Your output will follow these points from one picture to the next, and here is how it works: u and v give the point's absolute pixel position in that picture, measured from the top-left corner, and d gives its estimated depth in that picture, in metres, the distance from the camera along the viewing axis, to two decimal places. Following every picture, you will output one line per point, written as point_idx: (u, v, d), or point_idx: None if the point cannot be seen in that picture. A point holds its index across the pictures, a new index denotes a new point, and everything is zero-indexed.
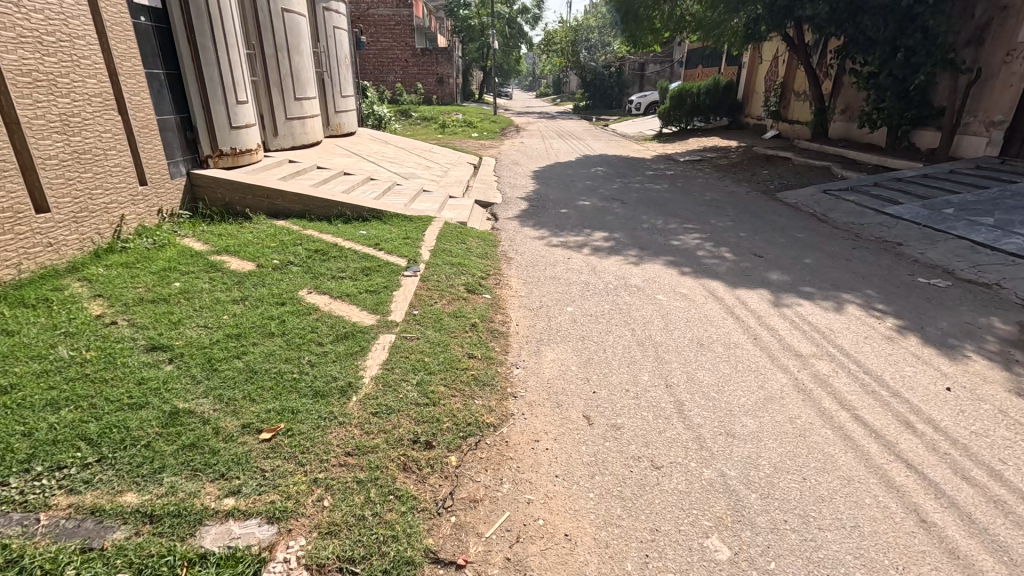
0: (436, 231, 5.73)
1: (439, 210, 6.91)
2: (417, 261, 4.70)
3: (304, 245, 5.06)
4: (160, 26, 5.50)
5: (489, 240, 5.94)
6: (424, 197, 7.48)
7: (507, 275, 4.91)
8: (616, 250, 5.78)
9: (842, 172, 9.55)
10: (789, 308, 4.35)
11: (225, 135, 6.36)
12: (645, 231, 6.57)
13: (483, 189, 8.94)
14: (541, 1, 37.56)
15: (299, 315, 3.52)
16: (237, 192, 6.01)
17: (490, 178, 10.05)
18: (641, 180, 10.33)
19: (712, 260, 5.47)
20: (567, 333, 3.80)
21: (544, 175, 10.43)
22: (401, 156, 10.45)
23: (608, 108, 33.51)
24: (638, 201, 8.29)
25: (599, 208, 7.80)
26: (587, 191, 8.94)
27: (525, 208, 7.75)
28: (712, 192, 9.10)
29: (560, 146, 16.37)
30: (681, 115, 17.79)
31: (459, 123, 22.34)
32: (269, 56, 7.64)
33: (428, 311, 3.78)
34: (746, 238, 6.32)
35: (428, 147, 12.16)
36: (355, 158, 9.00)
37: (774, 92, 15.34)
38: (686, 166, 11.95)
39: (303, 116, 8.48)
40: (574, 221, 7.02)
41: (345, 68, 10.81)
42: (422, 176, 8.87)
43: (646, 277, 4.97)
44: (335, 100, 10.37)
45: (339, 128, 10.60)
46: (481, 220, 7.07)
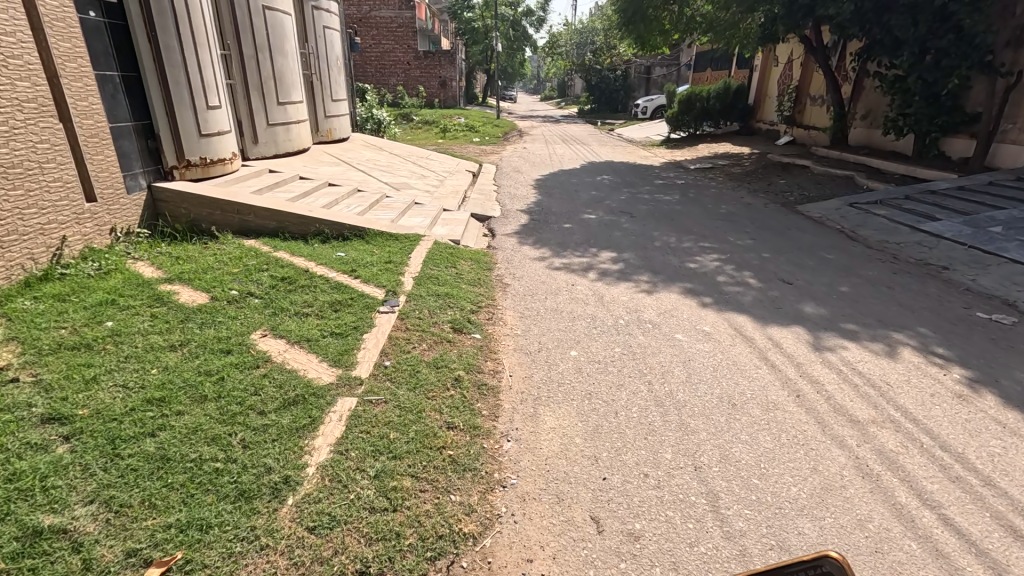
0: (424, 253, 5.11)
1: (430, 226, 6.28)
2: (397, 292, 4.07)
3: (270, 272, 4.44)
4: (114, 22, 4.90)
5: (483, 262, 5.31)
6: (416, 211, 6.84)
7: (501, 307, 4.28)
8: (626, 274, 5.15)
9: (867, 182, 8.87)
10: (832, 352, 3.69)
11: (193, 143, 5.76)
12: (658, 250, 5.92)
13: (481, 200, 8.32)
14: (545, 4, 37.05)
15: (244, 369, 2.89)
16: (204, 208, 5.41)
17: (489, 188, 9.43)
18: (650, 189, 9.67)
19: (735, 288, 4.82)
20: (569, 388, 3.17)
21: (546, 184, 9.80)
22: (394, 163, 9.83)
23: (613, 112, 32.90)
24: (648, 215, 7.64)
25: (606, 223, 7.17)
26: (592, 203, 8.30)
27: (526, 222, 7.11)
28: (728, 204, 8.45)
29: (564, 151, 15.73)
30: (690, 120, 17.14)
31: (461, 127, 21.78)
32: (248, 57, 7.06)
33: (403, 361, 3.14)
34: (770, 259, 5.66)
35: (424, 154, 11.55)
36: (343, 167, 8.39)
37: (788, 96, 14.67)
38: (697, 175, 11.29)
39: (287, 121, 7.89)
40: (578, 238, 6.39)
41: (337, 70, 10.22)
42: (415, 187, 8.25)
43: (661, 309, 4.33)
44: (325, 103, 9.77)
45: (329, 134, 10.00)
46: (477, 237, 6.44)
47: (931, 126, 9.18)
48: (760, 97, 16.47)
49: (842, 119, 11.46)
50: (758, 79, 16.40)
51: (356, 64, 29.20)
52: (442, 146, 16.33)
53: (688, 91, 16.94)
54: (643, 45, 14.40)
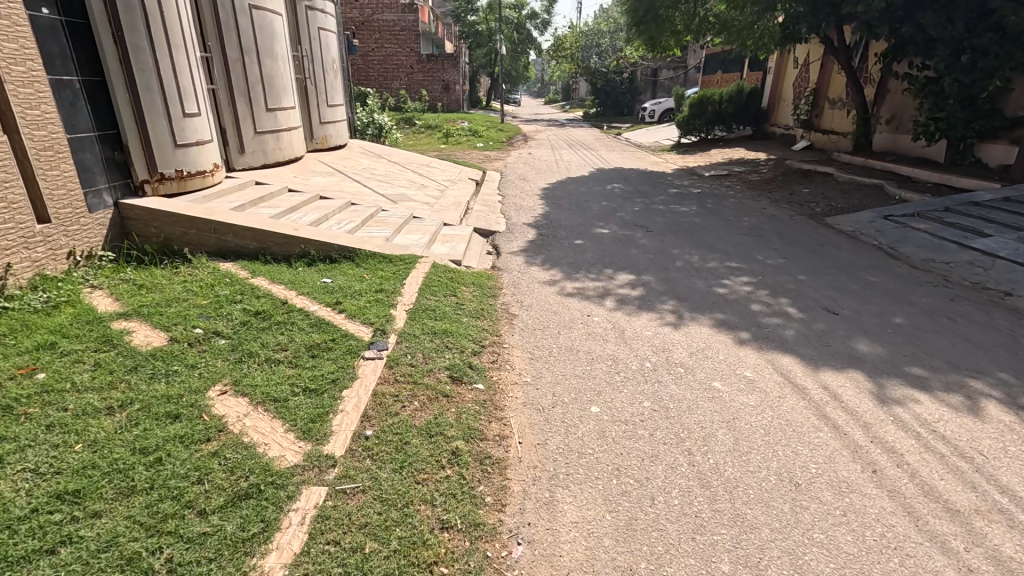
0: (420, 278, 4.55)
1: (429, 244, 5.71)
2: (387, 331, 3.49)
3: (243, 303, 3.88)
4: (72, 21, 4.37)
5: (487, 287, 4.76)
6: (414, 227, 6.28)
7: (508, 345, 3.72)
8: (648, 301, 4.58)
9: (899, 192, 8.25)
10: (903, 406, 3.09)
11: (167, 155, 5.23)
12: (681, 272, 5.35)
13: (485, 213, 7.76)
14: (550, 7, 36.64)
15: (189, 445, 2.32)
16: (177, 226, 4.87)
17: (493, 198, 8.87)
18: (665, 199, 9.10)
19: (773, 320, 4.25)
20: (591, 460, 2.59)
21: (554, 194, 9.24)
22: (393, 172, 9.28)
23: (620, 115, 32.39)
24: (665, 228, 7.08)
25: (621, 238, 6.61)
26: (604, 215, 7.74)
27: (533, 238, 6.55)
28: (750, 216, 7.86)
29: (571, 157, 15.18)
30: (701, 124, 16.54)
31: (464, 132, 21.28)
32: (233, 60, 6.53)
33: (388, 429, 2.57)
34: (808, 283, 5.08)
35: (425, 161, 11.01)
36: (338, 177, 7.85)
37: (805, 99, 14.06)
38: (713, 182, 10.71)
39: (276, 129, 7.36)
40: (592, 256, 5.83)
41: (333, 74, 9.70)
42: (414, 198, 7.70)
43: (692, 348, 3.76)
44: (320, 109, 9.24)
45: (325, 141, 9.48)
46: (480, 256, 5.88)
47: (967, 132, 8.61)
48: (775, 100, 15.86)
49: (866, 123, 10.85)
50: (772, 81, 15.81)
51: (358, 69, 28.79)
52: (445, 152, 15.82)
53: (700, 94, 16.36)
54: (653, 47, 13.86)
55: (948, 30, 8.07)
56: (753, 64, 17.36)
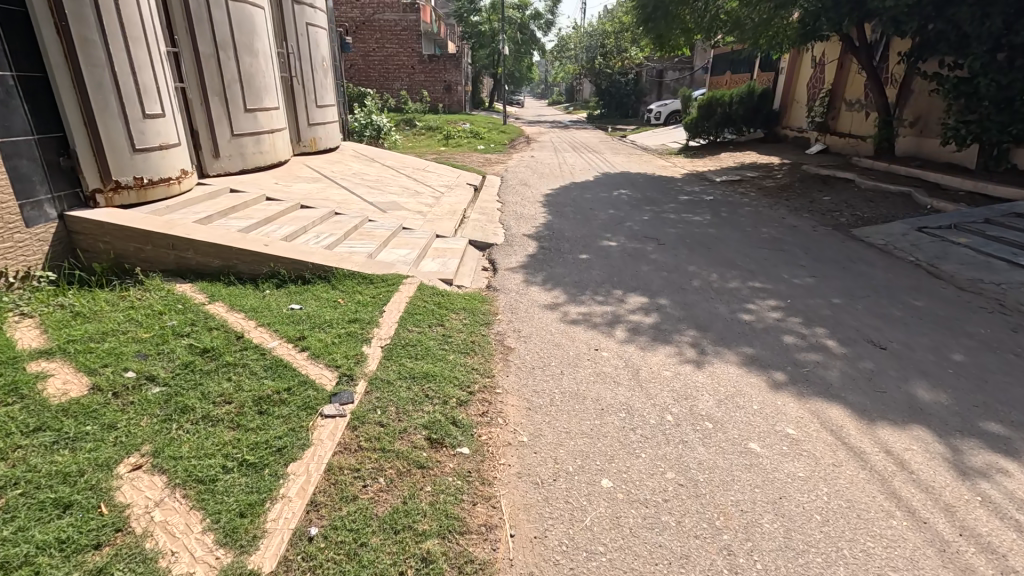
0: (403, 303, 3.96)
1: (417, 260, 5.13)
2: (355, 377, 2.90)
3: (191, 337, 3.29)
4: (6, 8, 3.83)
5: (481, 313, 4.17)
6: (404, 239, 5.70)
7: (503, 390, 3.13)
8: (665, 331, 3.99)
9: (930, 201, 7.64)
10: (988, 479, 2.49)
11: (124, 161, 4.67)
12: (699, 294, 4.75)
13: (483, 222, 7.17)
14: (554, 7, 36.10)
15: (69, 559, 1.74)
16: (131, 242, 4.30)
17: (493, 206, 8.31)
18: (676, 207, 8.50)
19: (812, 356, 3.65)
20: (604, 565, 2.00)
21: (557, 202, 8.66)
22: (387, 177, 8.70)
23: (625, 117, 31.77)
24: (678, 241, 6.49)
25: (631, 252, 6.02)
26: (611, 225, 7.16)
27: (534, 251, 5.97)
28: (769, 227, 7.26)
29: (575, 161, 14.59)
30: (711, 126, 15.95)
31: (465, 134, 20.72)
32: (206, 56, 5.97)
33: (341, 525, 1.99)
34: (845, 309, 4.47)
35: (422, 166, 10.45)
36: (324, 183, 7.27)
37: (821, 100, 13.44)
38: (726, 188, 10.11)
39: (256, 131, 6.80)
40: (599, 274, 5.24)
41: (323, 73, 9.15)
42: (406, 207, 7.11)
43: (721, 394, 3.17)
44: (308, 110, 8.69)
45: (314, 143, 8.92)
46: (475, 274, 5.29)
47: (1002, 136, 7.94)
48: (788, 102, 15.23)
49: (889, 126, 10.23)
50: (786, 82, 15.18)
51: (359, 69, 28.29)
52: (444, 155, 15.25)
53: (709, 95, 15.77)
54: (662, 45, 13.27)
55: (983, 26, 7.47)
56: (764, 64, 16.74)
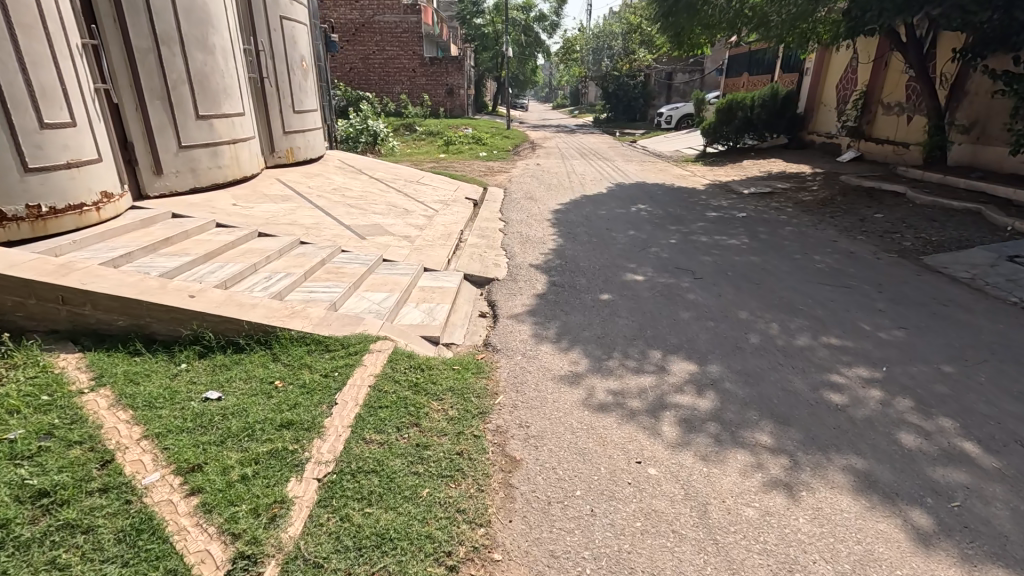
0: (365, 389, 2.83)
1: (395, 309, 4.03)
2: (260, 559, 1.81)
3: (27, 463, 2.14)
4: None
5: (475, 395, 3.05)
6: (382, 278, 4.60)
7: (502, 558, 2.00)
8: (729, 425, 2.88)
9: (1009, 221, 6.49)
10: None
11: (9, 184, 3.63)
12: (762, 359, 3.62)
13: (483, 248, 6.08)
14: (559, 8, 35.09)
15: None
16: (7, 294, 3.19)
17: (494, 226, 7.21)
18: (705, 227, 7.38)
19: (953, 473, 2.51)
20: None
21: (568, 221, 7.56)
22: (374, 193, 7.61)
23: (632, 121, 30.82)
24: (718, 274, 5.37)
25: (663, 290, 4.90)
26: (635, 252, 6.06)
27: (542, 290, 4.87)
28: (821, 253, 6.13)
29: (585, 169, 13.50)
30: (730, 132, 14.86)
31: (467, 139, 19.66)
32: (143, 51, 4.90)
33: None
34: (964, 383, 3.33)
35: (415, 178, 9.39)
36: (296, 203, 6.19)
37: (856, 104, 12.31)
38: (757, 203, 8.99)
39: (212, 142, 5.71)
40: (628, 325, 4.13)
41: (303, 74, 8.08)
42: (391, 230, 5.99)
43: (842, 560, 2.05)
44: (284, 116, 7.63)
45: (292, 153, 7.87)
46: (468, 324, 4.18)
47: None
48: (814, 105, 14.16)
49: (942, 132, 9.07)
50: (812, 83, 14.14)
51: (358, 71, 27.33)
52: (443, 163, 14.18)
53: (729, 98, 14.75)
54: (680, 43, 12.19)
55: None
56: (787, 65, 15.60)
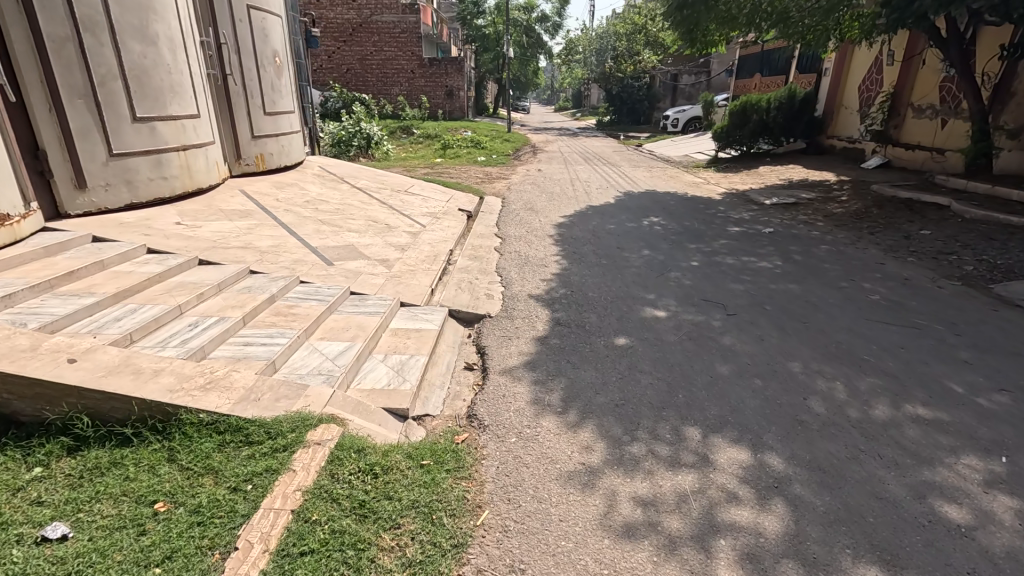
0: (284, 520, 1.93)
1: (355, 366, 3.15)
2: None
3: None
4: None
5: (447, 514, 2.16)
6: (344, 318, 3.71)
7: None
8: (815, 569, 1.99)
9: None
10: None
11: None
12: (836, 441, 2.74)
13: (473, 274, 5.20)
14: (561, 8, 34.25)
15: None
16: None
17: (488, 244, 6.34)
18: (729, 245, 6.50)
19: None
20: None
21: (573, 238, 6.69)
22: (353, 204, 6.73)
23: (636, 125, 30.35)
24: (755, 309, 4.48)
25: (690, 332, 4.02)
26: (652, 279, 5.17)
27: (544, 331, 3.99)
28: (869, 279, 5.25)
29: (590, 175, 12.63)
30: (743, 137, 14.00)
31: (465, 143, 18.79)
32: (59, 39, 4.04)
33: None
34: None
35: (404, 186, 8.54)
36: (257, 219, 5.31)
37: (882, 106, 11.46)
38: (782, 216, 8.10)
39: (154, 148, 4.84)
40: (653, 386, 3.24)
41: (276, 71, 7.21)
42: (366, 252, 5.12)
43: None
44: (254, 119, 6.77)
45: (263, 160, 7.00)
46: (447, 385, 3.29)
47: None
48: (834, 107, 13.34)
49: (988, 138, 8.22)
50: (832, 85, 13.32)
51: (355, 73, 26.49)
52: (438, 169, 13.34)
53: (743, 100, 13.87)
54: (693, 41, 11.31)
55: None
56: (803, 65, 14.74)
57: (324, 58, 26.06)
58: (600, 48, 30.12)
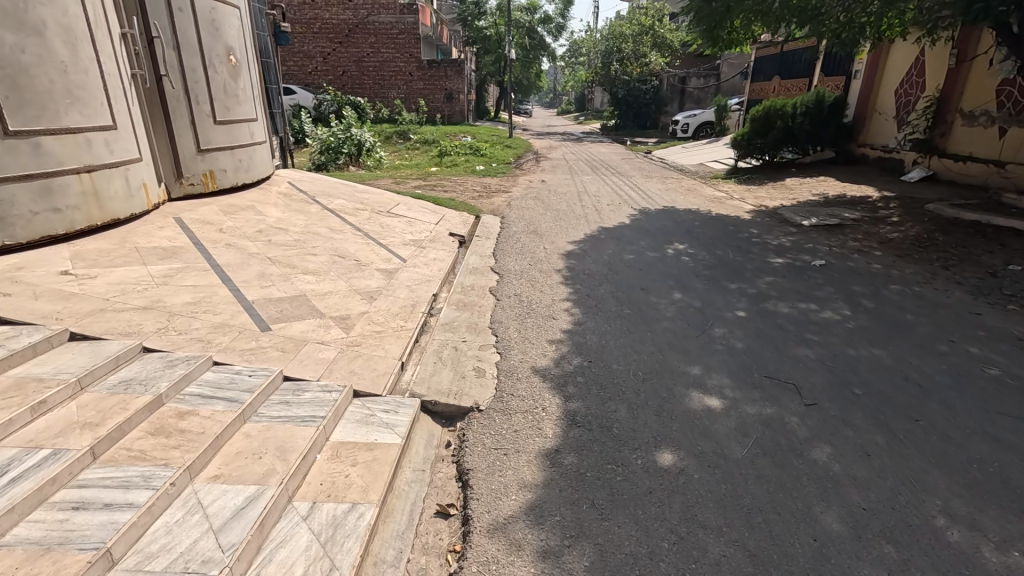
0: None
1: (254, 542, 1.95)
2: None
3: None
4: None
5: None
6: (261, 433, 2.51)
7: None
8: None
9: None
10: None
11: None
12: None
13: (460, 333, 4.01)
14: (565, 9, 33.13)
15: None
16: None
17: (482, 284, 5.16)
18: (777, 284, 5.32)
19: None
20: None
21: (585, 274, 5.52)
22: (318, 233, 5.55)
23: (642, 130, 29.53)
24: (840, 394, 3.29)
25: (763, 442, 2.83)
26: (692, 341, 3.98)
27: (555, 440, 2.81)
28: (971, 340, 4.06)
29: (599, 187, 11.46)
30: (766, 145, 12.84)
31: (464, 150, 17.62)
32: None
33: None
34: None
35: (388, 205, 7.40)
36: (184, 259, 4.13)
37: (927, 113, 10.30)
38: (829, 242, 6.91)
39: (37, 171, 3.74)
40: (731, 565, 2.06)
41: (232, 71, 6.06)
42: (320, 306, 3.94)
43: None
44: (201, 129, 5.61)
45: (215, 178, 5.86)
46: (404, 559, 2.12)
47: None
48: (866, 113, 12.20)
49: None
50: (864, 88, 12.19)
51: (352, 75, 25.37)
52: (432, 180, 12.21)
53: (766, 105, 12.80)
54: (715, 40, 10.20)
55: None
56: (829, 67, 13.57)
57: (320, 60, 25.02)
58: (605, 50, 29.03)
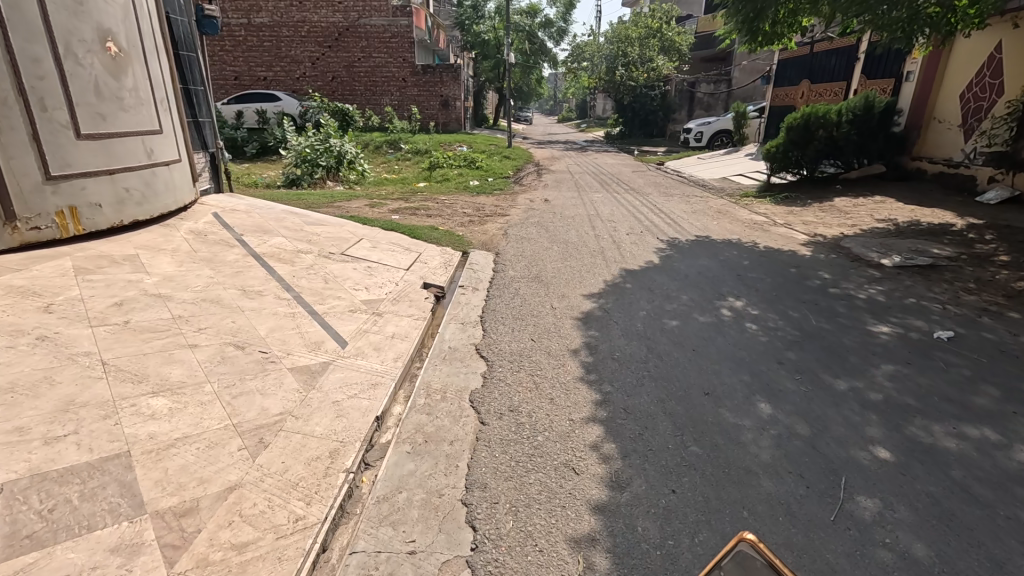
0: None
1: None
2: None
3: None
4: None
5: None
6: None
7: None
8: None
9: None
10: None
11: None
12: None
13: (408, 527, 2.20)
14: (568, 13, 31.51)
15: None
16: None
17: (459, 385, 3.36)
18: (907, 382, 3.50)
19: None
20: None
21: (613, 362, 3.72)
22: (219, 298, 3.78)
23: (649, 138, 27.60)
24: None
25: None
26: (830, 542, 2.18)
27: None
28: None
29: (613, 209, 9.69)
30: (804, 158, 11.05)
31: (458, 162, 15.86)
32: None
33: None
34: None
35: (343, 244, 5.63)
36: None
37: (1009, 123, 8.63)
38: (936, 297, 5.10)
39: None
40: None
41: (112, 65, 4.30)
42: (147, 478, 2.14)
43: None
44: (50, 147, 3.84)
45: (79, 217, 4.10)
46: None
47: None
48: (922, 121, 10.48)
49: None
50: (921, 92, 10.47)
51: (341, 80, 23.63)
52: (417, 199, 10.43)
53: (805, 111, 10.87)
54: (754, 36, 8.40)
55: None
56: (874, 69, 11.84)
57: (308, 66, 23.32)
58: (609, 54, 27.34)
